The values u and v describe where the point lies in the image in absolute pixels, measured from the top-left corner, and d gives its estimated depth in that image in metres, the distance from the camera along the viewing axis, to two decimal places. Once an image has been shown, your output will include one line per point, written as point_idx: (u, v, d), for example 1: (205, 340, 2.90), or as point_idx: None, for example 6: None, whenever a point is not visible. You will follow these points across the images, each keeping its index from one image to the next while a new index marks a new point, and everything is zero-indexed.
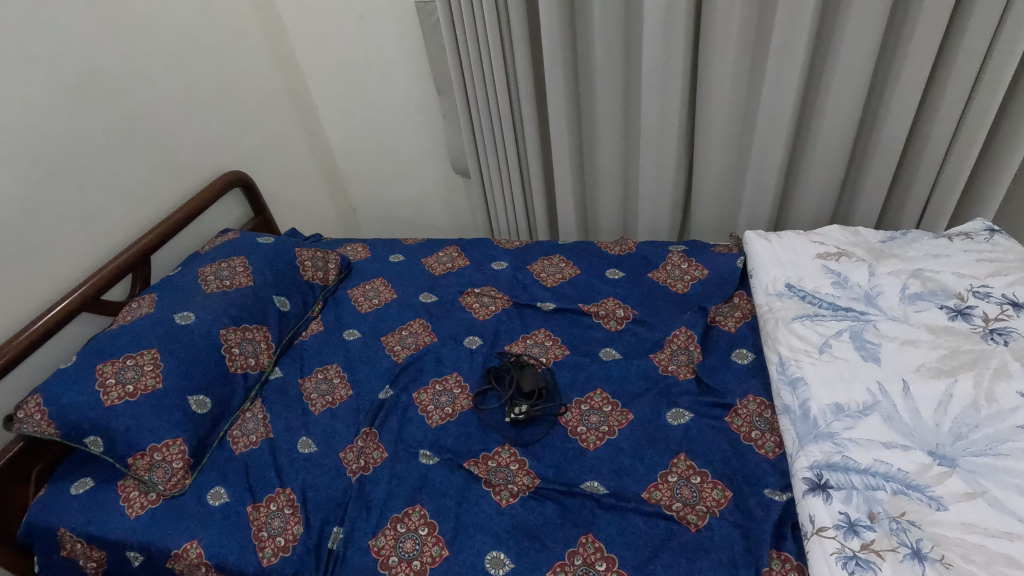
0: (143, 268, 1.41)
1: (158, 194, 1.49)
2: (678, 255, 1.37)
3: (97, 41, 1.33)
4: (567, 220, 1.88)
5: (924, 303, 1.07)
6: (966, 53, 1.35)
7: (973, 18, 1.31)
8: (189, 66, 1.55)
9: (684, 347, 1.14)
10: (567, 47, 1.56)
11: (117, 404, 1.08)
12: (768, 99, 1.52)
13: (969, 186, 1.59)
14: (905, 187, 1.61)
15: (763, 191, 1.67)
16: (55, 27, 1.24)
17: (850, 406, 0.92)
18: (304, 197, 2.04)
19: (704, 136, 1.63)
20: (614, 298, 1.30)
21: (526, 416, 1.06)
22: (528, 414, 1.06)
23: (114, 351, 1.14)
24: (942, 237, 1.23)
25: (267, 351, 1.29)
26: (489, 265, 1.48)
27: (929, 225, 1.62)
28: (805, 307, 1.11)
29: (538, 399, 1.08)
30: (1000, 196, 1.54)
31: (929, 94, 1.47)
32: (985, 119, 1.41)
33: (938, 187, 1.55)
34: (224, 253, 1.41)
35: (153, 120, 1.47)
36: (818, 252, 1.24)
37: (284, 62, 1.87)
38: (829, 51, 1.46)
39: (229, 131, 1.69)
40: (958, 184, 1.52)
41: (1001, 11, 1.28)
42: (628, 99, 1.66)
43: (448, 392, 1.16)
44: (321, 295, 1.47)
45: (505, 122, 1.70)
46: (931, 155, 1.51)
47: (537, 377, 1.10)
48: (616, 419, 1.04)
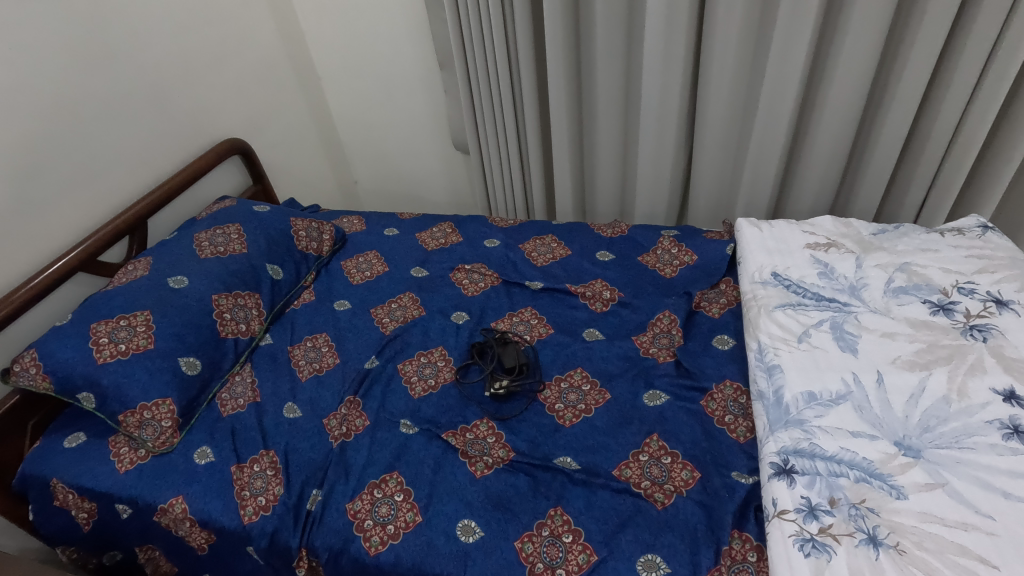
0: (140, 231, 1.43)
1: (157, 159, 1.50)
2: (669, 239, 1.38)
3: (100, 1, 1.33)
4: (564, 200, 1.89)
5: (907, 297, 1.08)
6: (973, 46, 1.32)
7: (982, 10, 1.28)
8: (191, 29, 1.55)
9: (666, 330, 1.15)
10: (569, 25, 1.55)
11: (109, 361, 1.11)
12: (769, 86, 1.50)
13: (970, 181, 1.57)
14: (905, 179, 1.59)
15: (761, 178, 1.66)
16: None
17: (823, 395, 0.93)
18: (306, 168, 2.04)
19: (704, 122, 1.62)
20: (601, 280, 1.31)
21: (506, 391, 1.08)
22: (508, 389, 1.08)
23: (109, 311, 1.17)
24: (934, 232, 1.23)
25: (258, 318, 1.32)
26: (482, 243, 1.49)
27: (927, 220, 1.60)
28: (788, 296, 1.12)
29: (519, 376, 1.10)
30: (1000, 193, 1.52)
31: (934, 87, 1.45)
32: (989, 114, 1.38)
33: (938, 180, 1.53)
34: (220, 220, 1.43)
35: (152, 84, 1.47)
36: (807, 242, 1.24)
37: (288, 32, 1.86)
38: (834, 38, 1.43)
39: (230, 98, 1.69)
40: (959, 178, 1.50)
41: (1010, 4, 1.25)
42: (630, 80, 1.65)
43: (431, 364, 1.18)
44: (314, 265, 1.48)
45: (505, 97, 1.69)
46: (933, 148, 1.49)
47: (518, 355, 1.11)
48: (594, 398, 1.05)
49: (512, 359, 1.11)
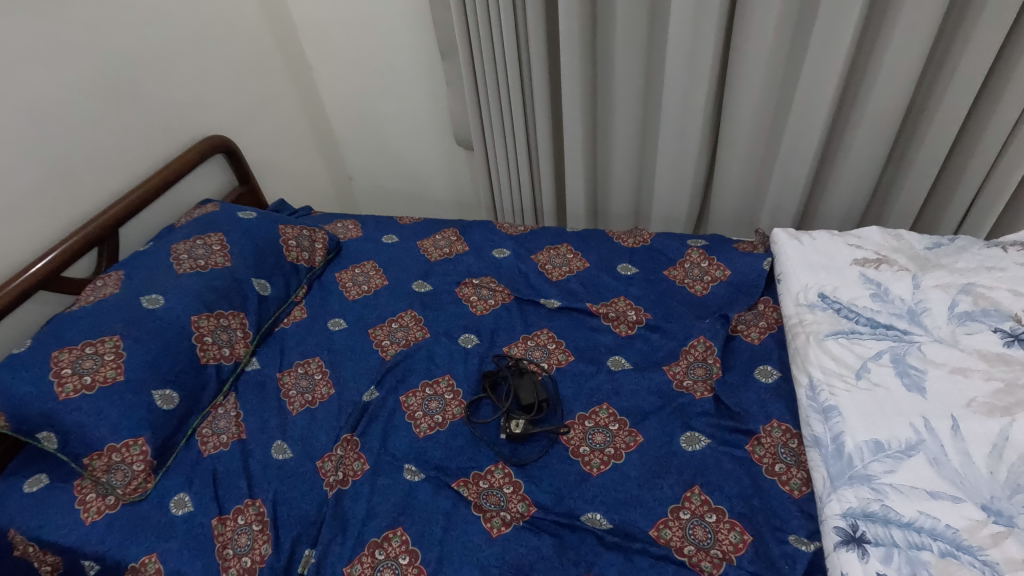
0: (111, 242, 1.28)
1: (130, 159, 1.35)
2: (698, 251, 1.25)
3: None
4: (576, 201, 1.75)
5: (976, 324, 0.95)
6: None
7: None
8: (167, 13, 1.39)
9: (702, 359, 1.03)
10: (585, 11, 1.40)
11: (73, 397, 0.98)
12: (806, 79, 1.37)
13: None
14: (950, 182, 1.46)
15: (790, 180, 1.53)
16: None
17: (891, 445, 0.81)
18: (298, 165, 1.89)
19: (731, 118, 1.49)
20: (625, 298, 1.18)
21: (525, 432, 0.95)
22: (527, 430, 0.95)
23: (72, 336, 1.04)
24: (996, 246, 1.10)
25: (243, 340, 1.18)
26: (490, 253, 1.36)
27: (972, 229, 1.47)
28: (839, 322, 1.00)
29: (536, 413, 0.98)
30: None
31: (989, 84, 1.30)
32: None
33: (987, 186, 1.39)
34: (200, 228, 1.29)
35: (123, 76, 1.31)
36: (855, 257, 1.12)
37: (275, 16, 1.70)
38: (880, 26, 1.29)
39: (213, 90, 1.54)
40: (1011, 184, 1.36)
41: None
42: (650, 71, 1.50)
43: (438, 397, 1.05)
44: (306, 278, 1.34)
45: (514, 90, 1.54)
46: (984, 151, 1.35)
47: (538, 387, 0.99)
48: (624, 441, 0.93)
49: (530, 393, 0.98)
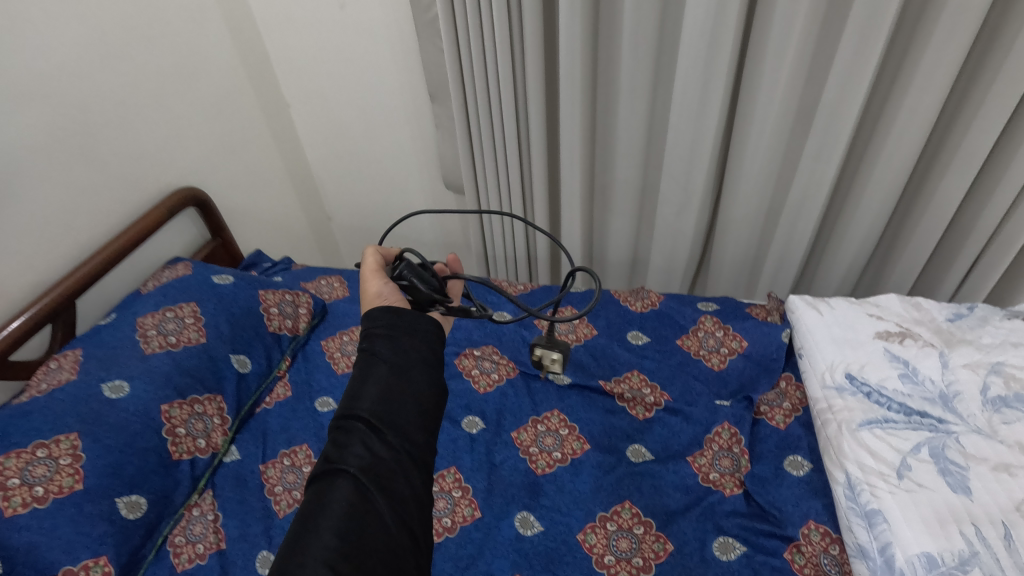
0: (67, 315, 1.14)
1: (92, 219, 1.22)
2: (712, 319, 1.19)
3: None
4: (573, 248, 1.68)
5: (1012, 412, 0.90)
6: None
7: None
8: (129, 51, 1.26)
9: (727, 448, 0.97)
10: (589, 60, 1.33)
11: (21, 513, 0.84)
12: (817, 138, 1.29)
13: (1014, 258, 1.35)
14: (950, 249, 1.39)
15: (796, 234, 1.47)
16: None
17: (944, 558, 0.75)
18: (274, 210, 1.77)
19: (735, 172, 1.42)
20: (639, 372, 1.12)
21: (563, 355, 1.05)
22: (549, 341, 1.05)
23: (21, 438, 0.90)
24: (1015, 318, 1.06)
25: (221, 427, 1.07)
26: (489, 317, 1.28)
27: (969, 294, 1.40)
28: (872, 409, 0.94)
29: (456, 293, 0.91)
30: None
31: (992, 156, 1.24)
32: None
33: (994, 243, 1.30)
34: (171, 296, 1.16)
35: (83, 127, 1.18)
36: (877, 330, 1.06)
37: (249, 53, 1.58)
38: (894, 88, 1.21)
39: (184, 136, 1.41)
40: (1009, 254, 1.29)
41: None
42: (654, 119, 1.43)
43: (445, 495, 0.95)
44: (289, 349, 1.24)
45: (510, 137, 1.46)
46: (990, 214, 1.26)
47: (376, 266, 0.85)
48: (652, 550, 0.86)
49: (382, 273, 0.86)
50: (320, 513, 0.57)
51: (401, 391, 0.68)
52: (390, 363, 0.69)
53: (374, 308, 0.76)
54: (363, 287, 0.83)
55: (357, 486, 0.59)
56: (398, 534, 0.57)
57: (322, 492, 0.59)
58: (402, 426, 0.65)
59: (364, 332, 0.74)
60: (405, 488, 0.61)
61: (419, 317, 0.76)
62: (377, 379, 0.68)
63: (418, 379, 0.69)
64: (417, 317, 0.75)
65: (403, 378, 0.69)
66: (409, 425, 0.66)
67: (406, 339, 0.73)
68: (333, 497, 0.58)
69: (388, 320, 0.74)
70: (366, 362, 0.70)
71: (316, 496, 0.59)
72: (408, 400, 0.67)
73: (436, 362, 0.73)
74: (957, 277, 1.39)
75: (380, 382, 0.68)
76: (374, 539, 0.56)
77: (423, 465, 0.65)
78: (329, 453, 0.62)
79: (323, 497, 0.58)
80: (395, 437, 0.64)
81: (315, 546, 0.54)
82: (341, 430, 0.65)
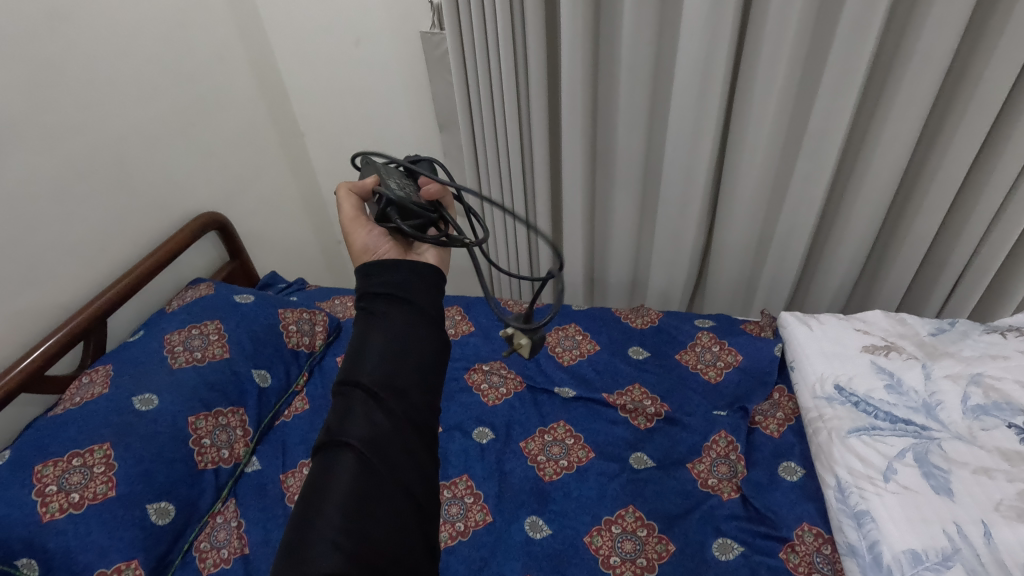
0: (97, 333, 1.20)
1: (120, 242, 1.29)
2: (708, 335, 1.26)
3: (39, 51, 1.10)
4: (575, 270, 1.76)
5: (990, 419, 0.95)
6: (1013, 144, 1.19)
7: None
8: (160, 87, 1.35)
9: (724, 455, 1.03)
10: (588, 94, 1.41)
11: (58, 518, 0.89)
12: (803, 166, 1.37)
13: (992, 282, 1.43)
14: (932, 272, 1.46)
15: (787, 257, 1.55)
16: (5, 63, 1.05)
17: (928, 554, 0.80)
18: (288, 234, 1.84)
19: (727, 198, 1.50)
20: (640, 385, 1.18)
21: (534, 343, 0.82)
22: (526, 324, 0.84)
23: (58, 447, 0.96)
24: (994, 331, 1.12)
25: (243, 439, 1.12)
26: (497, 334, 1.34)
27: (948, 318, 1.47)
28: (860, 417, 0.99)
29: (452, 220, 0.78)
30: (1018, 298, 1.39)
31: (967, 183, 1.31)
32: None
33: (968, 272, 1.39)
34: (196, 314, 1.23)
35: (116, 157, 1.26)
36: (864, 344, 1.12)
37: (269, 87, 1.67)
38: (872, 120, 1.29)
39: (206, 164, 1.49)
40: (983, 281, 1.37)
41: None
42: (650, 148, 1.51)
43: (458, 501, 1.00)
44: (306, 364, 1.30)
45: (515, 165, 1.54)
46: (965, 242, 1.34)
47: (353, 214, 0.77)
48: (655, 551, 0.91)
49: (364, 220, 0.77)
50: (321, 496, 0.46)
51: (404, 351, 0.56)
52: (395, 319, 0.58)
53: (367, 262, 0.63)
54: (348, 241, 0.76)
55: (361, 464, 0.48)
56: (406, 513, 0.47)
57: (321, 476, 0.48)
58: (407, 391, 0.53)
59: (358, 288, 0.62)
60: (412, 463, 0.50)
61: (420, 266, 0.63)
62: (377, 339, 0.56)
63: (422, 336, 0.58)
64: (417, 266, 0.63)
65: (405, 336, 0.56)
66: (416, 390, 0.54)
67: (410, 291, 0.61)
68: (335, 476, 0.47)
69: (390, 271, 0.62)
70: (364, 322, 0.58)
71: (315, 483, 0.47)
72: (413, 361, 0.56)
73: (441, 314, 0.62)
74: (936, 302, 1.46)
75: (380, 343, 0.56)
76: (382, 525, 0.45)
77: (434, 435, 0.54)
78: (325, 428, 0.51)
79: (322, 481, 0.47)
80: (399, 404, 0.52)
81: (318, 542, 0.43)
82: (338, 401, 0.52)
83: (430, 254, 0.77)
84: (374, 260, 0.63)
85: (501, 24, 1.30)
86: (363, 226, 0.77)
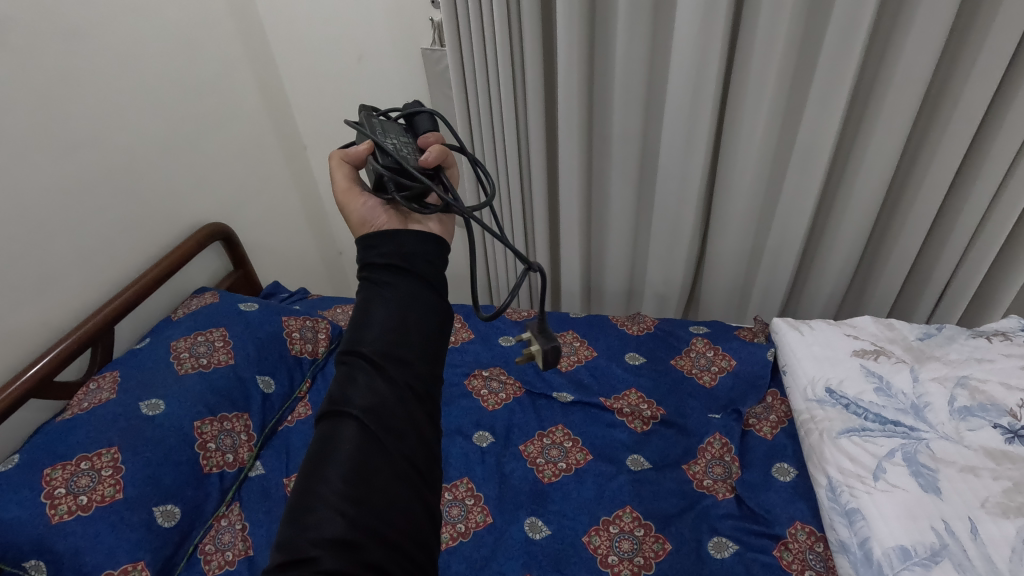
0: (105, 340, 1.23)
1: (128, 252, 1.32)
2: (702, 340, 1.29)
3: (53, 67, 1.14)
4: (573, 280, 1.79)
5: (976, 420, 0.98)
6: (994, 155, 1.23)
7: (1005, 123, 1.20)
8: (169, 102, 1.39)
9: (719, 456, 1.05)
10: (584, 108, 1.46)
11: (67, 519, 0.90)
12: (793, 178, 1.41)
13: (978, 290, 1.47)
14: (919, 281, 1.50)
15: (779, 266, 1.59)
16: (21, 79, 1.09)
17: (917, 550, 0.82)
18: (291, 246, 1.87)
19: (720, 209, 1.54)
20: (636, 390, 1.20)
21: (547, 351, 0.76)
22: (542, 332, 0.78)
23: (66, 450, 0.98)
24: (979, 336, 1.15)
25: (247, 443, 1.15)
26: (496, 341, 1.37)
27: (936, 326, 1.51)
28: (850, 419, 1.02)
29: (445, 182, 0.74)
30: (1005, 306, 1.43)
31: (952, 193, 1.35)
32: (1009, 220, 1.28)
33: (952, 285, 1.44)
34: (201, 322, 1.25)
35: (125, 170, 1.30)
36: (853, 348, 1.15)
37: (273, 101, 1.71)
38: (858, 132, 1.33)
39: (212, 176, 1.53)
40: (967, 293, 1.42)
41: None
42: (645, 160, 1.56)
43: (459, 503, 1.02)
44: (309, 371, 1.33)
45: (514, 178, 1.58)
46: (950, 252, 1.38)
47: (347, 185, 0.76)
48: (652, 550, 0.93)
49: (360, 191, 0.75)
50: (325, 461, 0.49)
51: (404, 323, 0.58)
52: (393, 292, 0.60)
53: (367, 234, 0.65)
54: (346, 215, 0.75)
55: (363, 430, 0.50)
56: (406, 475, 0.49)
57: (325, 441, 0.50)
58: (407, 360, 0.56)
59: (359, 259, 0.64)
60: (411, 430, 0.52)
61: (418, 237, 0.65)
62: (378, 310, 0.58)
63: (421, 309, 0.60)
64: (415, 237, 0.64)
65: (405, 307, 0.58)
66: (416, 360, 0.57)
67: (409, 263, 0.62)
68: (338, 441, 0.50)
69: (388, 243, 0.63)
70: (366, 292, 0.61)
71: (319, 448, 0.50)
72: (414, 332, 0.58)
73: (441, 285, 0.64)
74: (924, 311, 1.50)
75: (382, 314, 0.58)
76: (382, 488, 0.48)
77: (433, 402, 0.56)
78: (329, 395, 0.53)
79: (326, 446, 0.50)
80: (399, 372, 0.55)
81: (322, 504, 0.46)
82: (341, 370, 0.55)
83: (431, 221, 0.74)
84: (374, 232, 0.65)
85: (500, 41, 1.34)
86: (359, 196, 0.75)
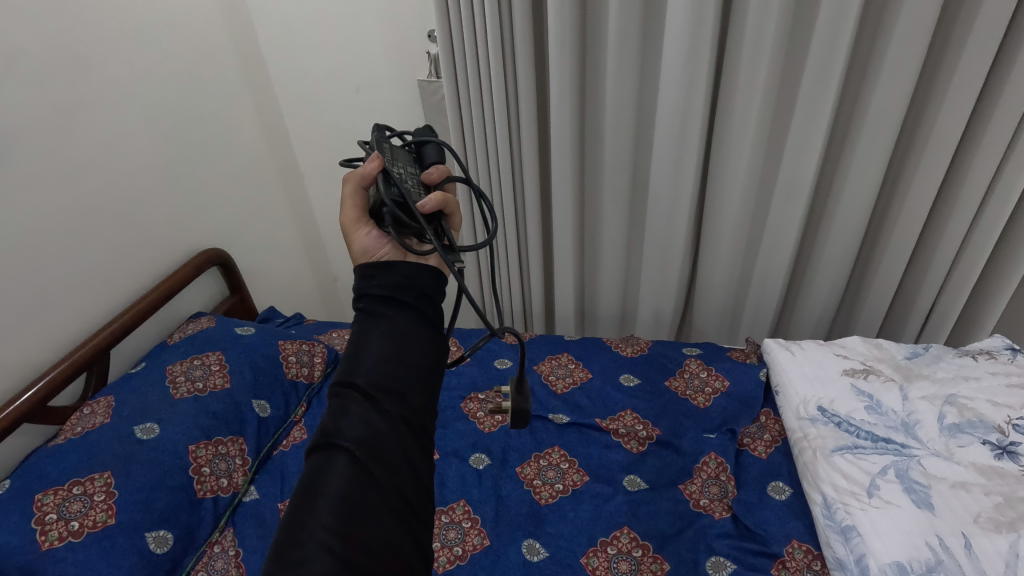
0: (100, 364, 1.23)
1: (125, 277, 1.33)
2: (696, 361, 1.31)
3: (60, 98, 1.17)
4: (567, 305, 1.81)
5: (965, 436, 1.00)
6: (970, 181, 1.28)
7: (979, 151, 1.25)
8: (171, 131, 1.42)
9: (715, 476, 1.06)
10: (576, 137, 1.51)
11: (57, 546, 0.89)
12: (779, 202, 1.46)
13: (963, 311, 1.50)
14: (905, 302, 1.53)
15: (769, 290, 1.62)
16: (29, 108, 1.12)
17: (913, 565, 0.83)
18: (286, 272, 1.89)
19: (709, 235, 1.57)
20: (631, 411, 1.21)
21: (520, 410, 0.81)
22: (519, 391, 0.82)
23: (59, 475, 0.97)
24: (965, 354, 1.18)
25: (242, 468, 1.14)
26: (492, 364, 1.38)
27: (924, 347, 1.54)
28: (843, 437, 1.03)
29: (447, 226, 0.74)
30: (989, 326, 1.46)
31: (932, 218, 1.40)
32: (989, 242, 1.33)
33: (933, 313, 1.49)
34: (198, 346, 1.26)
35: (125, 196, 1.32)
36: (844, 367, 1.17)
37: (272, 131, 1.75)
38: (840, 159, 1.39)
39: (211, 203, 1.55)
40: (948, 322, 1.47)
41: (1004, 148, 1.23)
42: (636, 187, 1.60)
43: (456, 526, 1.02)
44: (304, 395, 1.33)
45: (508, 203, 1.62)
46: (933, 274, 1.43)
47: (354, 213, 0.74)
48: (650, 570, 0.93)
49: (365, 219, 0.74)
50: (315, 495, 0.49)
51: (399, 355, 0.58)
52: (390, 325, 0.60)
53: (366, 262, 0.64)
54: (349, 243, 0.73)
55: (355, 464, 0.50)
56: (396, 509, 0.50)
57: (316, 475, 0.50)
58: (400, 393, 0.56)
59: (356, 287, 0.63)
60: (403, 463, 0.52)
61: (418, 268, 0.64)
62: (373, 342, 0.58)
63: (416, 341, 0.60)
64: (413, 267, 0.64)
65: (400, 338, 0.58)
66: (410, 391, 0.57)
67: (405, 292, 0.62)
68: (329, 475, 0.50)
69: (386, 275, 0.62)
70: (363, 323, 0.61)
71: (309, 483, 0.50)
72: (409, 363, 0.58)
73: (437, 315, 0.64)
74: (913, 333, 1.53)
75: (376, 346, 0.58)
76: (371, 526, 0.47)
77: (426, 435, 0.56)
78: (323, 427, 0.53)
79: (316, 481, 0.50)
80: (394, 406, 0.55)
81: (310, 540, 0.46)
82: (335, 403, 0.55)
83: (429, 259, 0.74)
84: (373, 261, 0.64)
85: (494, 73, 1.39)
86: (362, 225, 0.73)
